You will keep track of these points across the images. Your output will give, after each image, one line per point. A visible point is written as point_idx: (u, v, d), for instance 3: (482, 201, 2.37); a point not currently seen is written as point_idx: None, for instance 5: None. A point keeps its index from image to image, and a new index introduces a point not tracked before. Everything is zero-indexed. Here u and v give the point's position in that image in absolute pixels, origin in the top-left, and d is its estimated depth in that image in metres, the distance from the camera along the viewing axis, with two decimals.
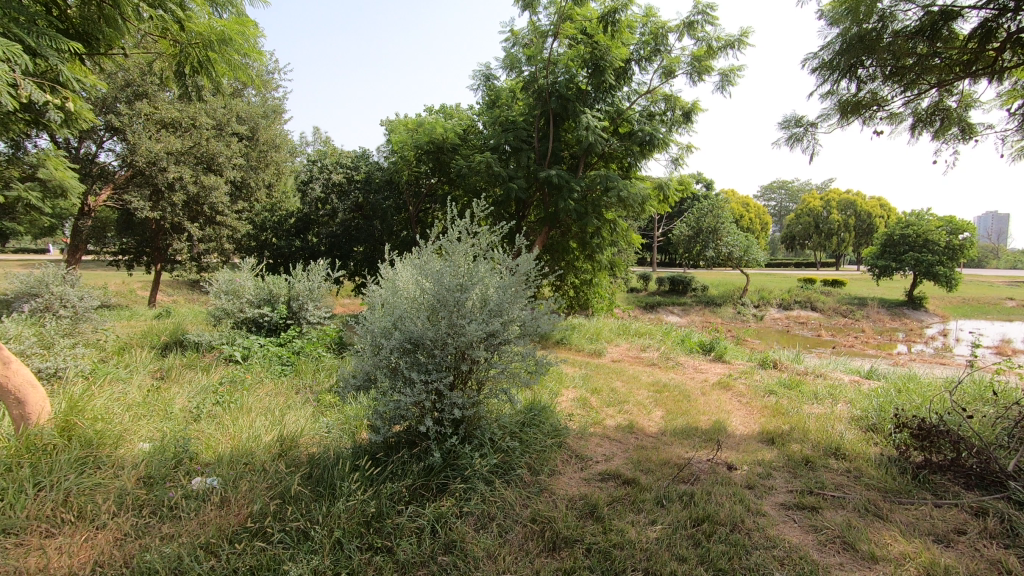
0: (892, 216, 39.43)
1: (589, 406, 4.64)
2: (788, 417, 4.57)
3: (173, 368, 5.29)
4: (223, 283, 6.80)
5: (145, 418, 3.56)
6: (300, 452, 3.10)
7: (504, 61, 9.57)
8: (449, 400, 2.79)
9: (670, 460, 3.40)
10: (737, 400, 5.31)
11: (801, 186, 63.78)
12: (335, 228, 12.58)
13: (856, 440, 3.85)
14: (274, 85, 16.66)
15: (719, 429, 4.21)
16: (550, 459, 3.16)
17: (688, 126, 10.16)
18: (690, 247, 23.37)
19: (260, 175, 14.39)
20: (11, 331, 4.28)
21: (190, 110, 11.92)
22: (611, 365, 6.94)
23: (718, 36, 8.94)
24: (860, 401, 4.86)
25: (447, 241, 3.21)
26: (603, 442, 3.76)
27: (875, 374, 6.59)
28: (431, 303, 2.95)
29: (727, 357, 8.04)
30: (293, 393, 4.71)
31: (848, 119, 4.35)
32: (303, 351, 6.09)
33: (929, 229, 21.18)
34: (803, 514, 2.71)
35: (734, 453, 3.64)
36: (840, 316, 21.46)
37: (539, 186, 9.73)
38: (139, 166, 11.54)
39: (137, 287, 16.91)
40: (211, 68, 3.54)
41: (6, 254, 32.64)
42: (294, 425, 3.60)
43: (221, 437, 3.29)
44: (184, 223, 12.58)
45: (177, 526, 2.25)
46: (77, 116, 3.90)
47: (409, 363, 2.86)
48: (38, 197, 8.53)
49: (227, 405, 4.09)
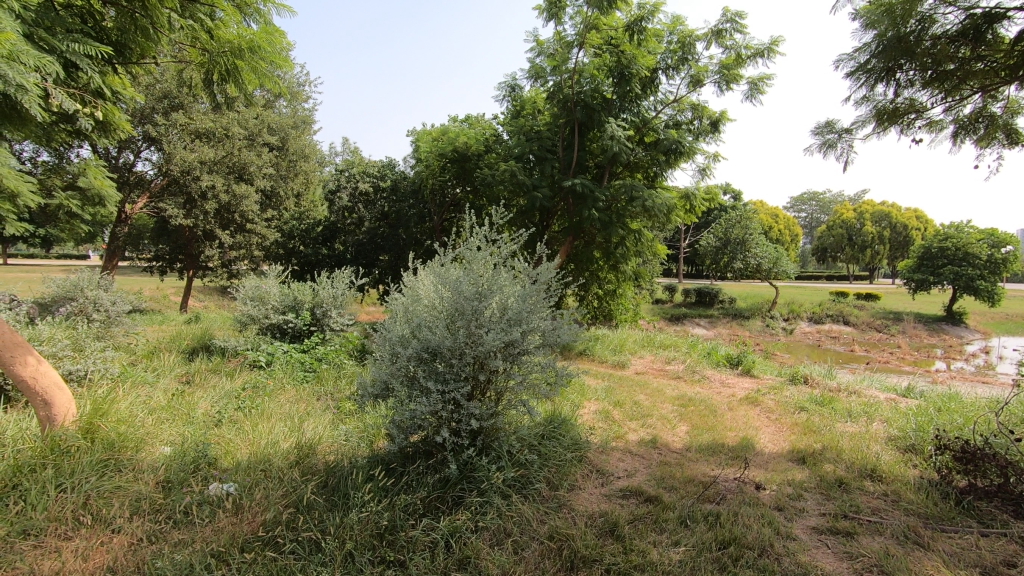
0: (930, 228, 38.18)
1: (611, 420, 4.53)
2: (820, 435, 4.39)
3: (199, 373, 5.36)
4: (250, 289, 6.91)
5: (168, 422, 3.60)
6: (316, 459, 3.09)
7: (529, 70, 9.58)
8: (466, 410, 2.74)
9: (695, 477, 3.28)
10: (766, 416, 5.13)
11: (833, 198, 62.38)
12: (361, 236, 12.72)
13: (894, 462, 3.66)
14: (304, 97, 17.03)
15: (746, 446, 4.06)
16: (570, 474, 3.07)
17: (715, 136, 10.01)
18: (717, 258, 22.98)
19: (289, 185, 14.69)
20: (45, 334, 4.39)
21: (223, 121, 12.24)
22: (635, 377, 6.81)
23: (748, 44, 8.79)
24: (898, 420, 4.64)
25: (467, 249, 3.18)
26: (625, 457, 3.66)
27: (913, 392, 6.31)
28: (449, 311, 2.91)
29: (755, 372, 7.82)
30: (314, 400, 4.72)
31: (884, 127, 4.20)
32: (326, 357, 6.12)
33: (970, 242, 20.42)
34: (837, 539, 2.57)
35: (763, 472, 3.50)
36: (874, 331, 20.78)
37: (563, 195, 9.68)
38: (174, 175, 11.89)
39: (170, 293, 17.38)
40: (239, 76, 3.58)
41: (50, 259, 33.83)
42: (313, 432, 3.60)
43: (240, 443, 3.30)
44: (216, 231, 12.89)
45: (190, 533, 2.24)
46: (115, 126, 4.03)
47: (426, 373, 2.82)
48: (78, 205, 8.85)
49: (249, 410, 4.12)
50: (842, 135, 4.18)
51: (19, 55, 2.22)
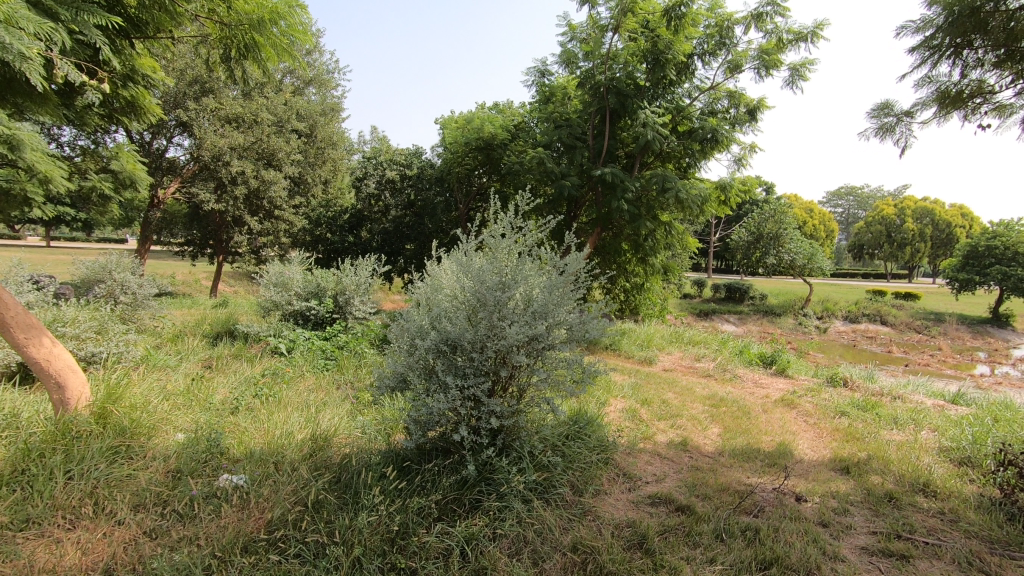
0: (975, 226, 36.55)
1: (639, 419, 4.32)
2: (863, 443, 4.10)
3: (220, 358, 5.35)
4: (274, 274, 6.89)
5: (184, 408, 3.55)
6: (331, 453, 2.99)
7: (560, 56, 9.32)
8: (486, 408, 2.58)
9: (730, 486, 3.07)
10: (803, 420, 4.85)
11: (871, 193, 60.18)
12: (387, 224, 12.70)
13: (948, 476, 3.37)
14: (333, 84, 17.01)
15: (784, 452, 3.81)
16: (596, 478, 2.88)
17: (753, 125, 9.57)
18: (749, 253, 22.34)
19: (317, 172, 14.74)
20: (69, 315, 4.39)
21: (252, 107, 12.28)
22: (663, 375, 6.56)
23: (790, 28, 8.35)
24: (949, 429, 4.32)
25: (491, 237, 3.00)
26: (654, 460, 3.44)
27: (962, 398, 5.92)
28: (471, 302, 2.75)
29: (790, 372, 7.47)
30: (333, 389, 4.64)
31: (948, 112, 3.88)
32: (347, 345, 6.03)
33: (1020, 240, 19.38)
34: (891, 563, 2.33)
35: (804, 482, 3.26)
36: (914, 332, 19.96)
37: (592, 185, 9.41)
38: (205, 161, 12.03)
39: (201, 278, 17.68)
40: (258, 52, 3.43)
41: (92, 244, 34.78)
42: (329, 423, 3.50)
43: (254, 433, 3.22)
44: (245, 217, 13.02)
45: (194, 528, 2.14)
46: (146, 112, 4.01)
47: (445, 366, 2.67)
48: (111, 188, 8.99)
49: (267, 398, 4.05)
50: (901, 118, 3.86)
51: (19, 22, 2.13)
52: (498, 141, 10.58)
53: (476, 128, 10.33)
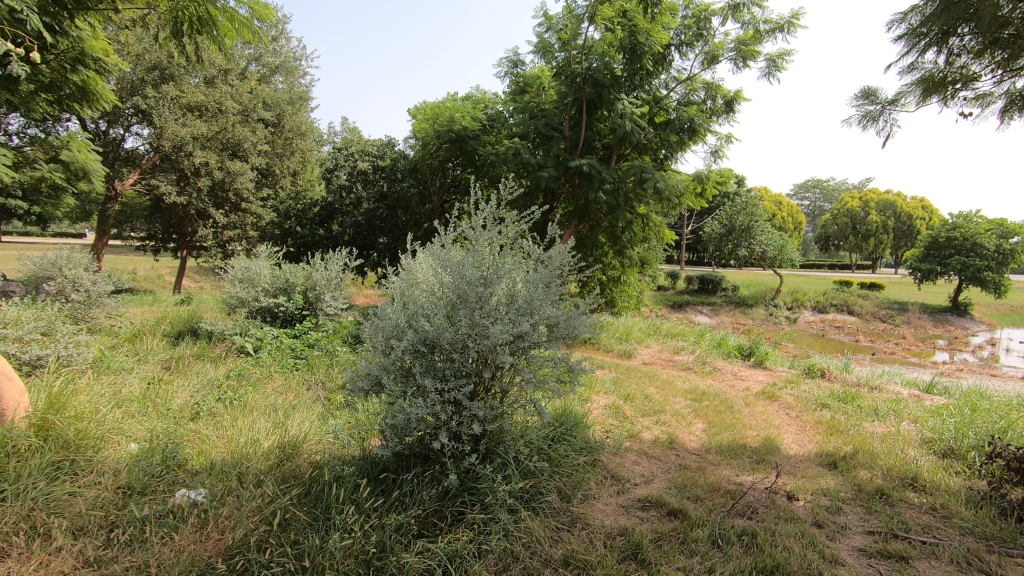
0: (934, 218, 37.84)
1: (623, 416, 4.21)
2: (847, 436, 4.07)
3: (181, 359, 5.05)
4: (239, 269, 6.56)
5: (138, 415, 3.29)
6: (301, 462, 2.80)
7: (536, 45, 9.09)
8: (469, 412, 2.41)
9: (720, 486, 2.98)
10: (785, 413, 4.82)
11: (836, 186, 61.74)
12: (359, 217, 12.35)
13: (934, 468, 3.34)
14: (301, 73, 16.46)
15: (770, 448, 3.74)
16: (584, 482, 2.75)
17: (729, 116, 9.55)
18: (721, 245, 22.58)
19: (285, 163, 14.26)
20: (11, 316, 4.06)
21: (215, 94, 11.74)
22: (643, 368, 6.48)
23: (767, 19, 8.32)
24: (929, 420, 4.33)
25: (470, 229, 2.82)
26: (641, 460, 3.33)
27: (935, 387, 6.00)
28: (450, 298, 2.58)
29: (769, 363, 7.48)
30: (303, 390, 4.41)
31: (928, 100, 3.84)
32: (318, 344, 5.77)
33: (978, 232, 20.05)
34: (891, 565, 2.25)
35: (793, 479, 3.19)
36: (879, 321, 20.50)
37: (569, 176, 9.26)
38: (165, 151, 11.47)
39: (164, 274, 16.99)
40: (214, 27, 3.21)
41: (48, 239, 33.16)
42: (298, 428, 3.30)
43: (216, 442, 3.01)
44: (209, 209, 12.53)
45: (146, 553, 1.94)
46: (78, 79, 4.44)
47: (423, 367, 2.50)
48: (61, 179, 8.46)
49: (231, 402, 3.80)
50: (885, 106, 3.81)
51: None
52: (471, 132, 10.33)
53: (448, 120, 10.04)
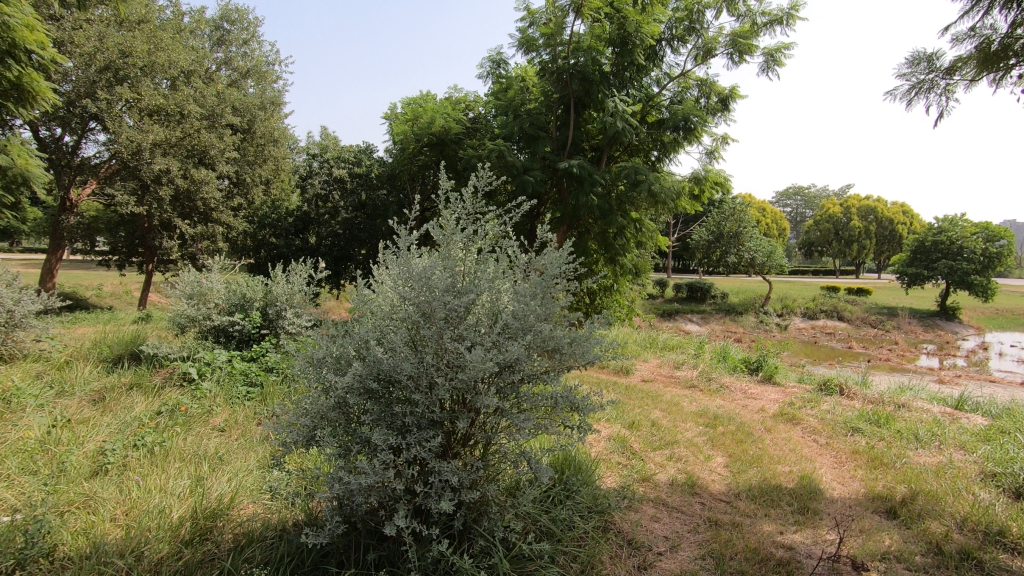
0: (914, 223, 38.07)
1: (631, 451, 3.55)
2: (895, 471, 3.46)
3: (113, 391, 4.30)
4: (188, 284, 5.75)
5: (12, 480, 2.54)
6: (220, 539, 2.12)
7: (519, 41, 8.51)
8: (438, 478, 1.74)
9: (766, 551, 2.35)
10: (812, 439, 4.21)
11: (817, 193, 62.24)
12: (336, 227, 11.65)
13: (1015, 514, 2.73)
14: (274, 77, 15.69)
15: (810, 490, 3.09)
16: (596, 561, 2.08)
17: (724, 115, 9.03)
18: (710, 252, 22.16)
19: (257, 171, 13.50)
20: None
21: (176, 98, 10.87)
22: (644, 387, 5.82)
23: (764, 11, 7.86)
24: (985, 450, 3.73)
25: (438, 226, 2.17)
26: (661, 514, 2.67)
27: (965, 402, 5.44)
28: (412, 318, 1.92)
29: (778, 379, 6.88)
30: (249, 428, 3.69)
31: (979, 77, 3.36)
32: (277, 367, 5.00)
33: (965, 236, 19.83)
34: None
35: (855, 536, 2.55)
36: (869, 327, 20.17)
37: (558, 178, 8.67)
38: (123, 159, 10.60)
39: (133, 290, 16.04)
40: None
41: (17, 253, 31.92)
42: (226, 483, 2.58)
43: (113, 509, 2.31)
44: (173, 220, 11.90)
45: None
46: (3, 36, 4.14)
47: (376, 414, 1.84)
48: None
49: (153, 448, 3.07)
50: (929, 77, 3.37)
51: None
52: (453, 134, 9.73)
53: (427, 121, 9.47)
